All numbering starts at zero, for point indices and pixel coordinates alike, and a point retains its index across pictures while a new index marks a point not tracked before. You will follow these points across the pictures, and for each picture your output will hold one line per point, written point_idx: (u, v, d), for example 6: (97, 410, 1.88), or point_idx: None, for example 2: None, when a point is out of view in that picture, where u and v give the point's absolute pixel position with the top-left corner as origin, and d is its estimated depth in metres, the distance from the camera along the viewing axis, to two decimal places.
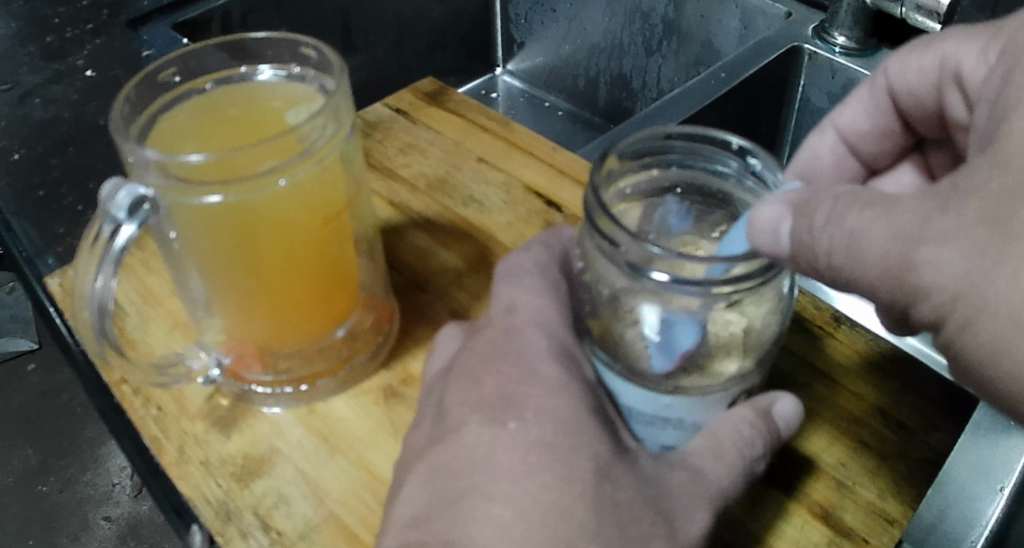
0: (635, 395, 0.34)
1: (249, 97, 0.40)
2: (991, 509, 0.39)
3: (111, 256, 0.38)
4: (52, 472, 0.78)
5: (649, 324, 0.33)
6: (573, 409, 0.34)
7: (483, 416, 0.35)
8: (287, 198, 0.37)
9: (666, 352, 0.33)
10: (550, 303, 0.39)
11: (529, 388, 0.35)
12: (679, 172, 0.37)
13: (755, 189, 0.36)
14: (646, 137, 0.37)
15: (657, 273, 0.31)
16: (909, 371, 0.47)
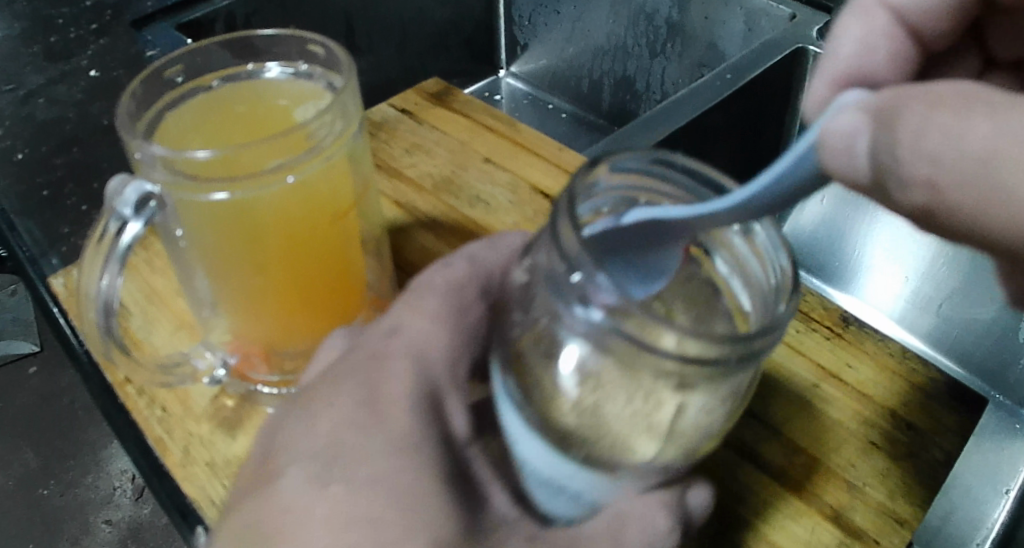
0: (536, 449, 0.31)
1: (256, 95, 0.40)
2: (997, 512, 0.42)
3: (116, 255, 0.37)
4: (53, 475, 0.78)
5: (568, 355, 0.31)
6: (420, 474, 0.32)
7: (313, 456, 0.32)
8: (294, 196, 0.36)
9: (571, 392, 0.31)
10: (439, 337, 0.37)
11: (374, 430, 0.33)
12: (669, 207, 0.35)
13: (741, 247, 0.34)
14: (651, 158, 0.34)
15: (594, 310, 0.28)
16: (919, 372, 0.47)
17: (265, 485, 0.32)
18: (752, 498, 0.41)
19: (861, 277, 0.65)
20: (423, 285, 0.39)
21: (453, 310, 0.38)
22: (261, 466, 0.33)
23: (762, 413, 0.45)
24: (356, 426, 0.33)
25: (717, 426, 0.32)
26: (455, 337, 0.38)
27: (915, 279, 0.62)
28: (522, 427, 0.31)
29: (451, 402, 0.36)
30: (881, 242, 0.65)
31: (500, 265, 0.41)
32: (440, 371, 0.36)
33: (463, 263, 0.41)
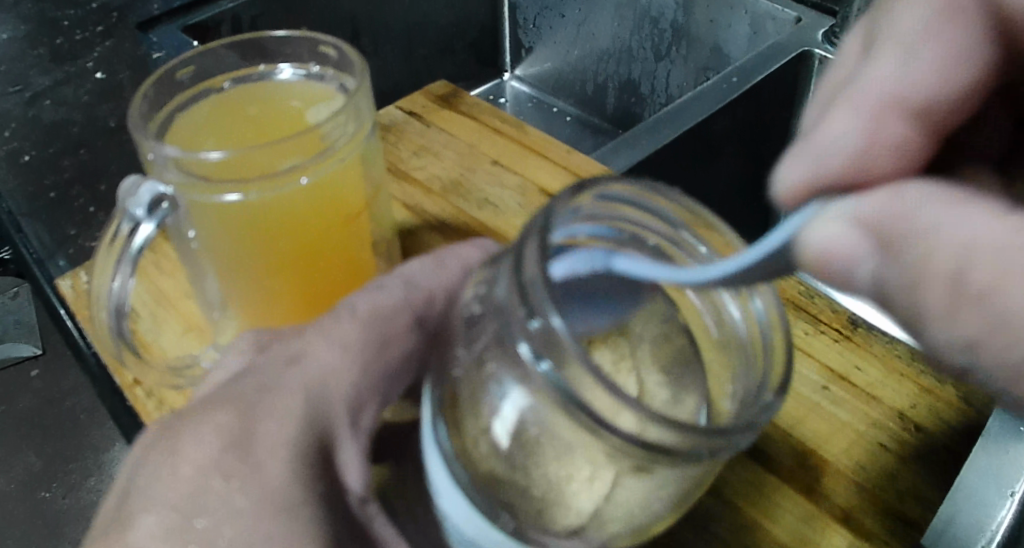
0: (461, 507, 0.29)
1: (269, 97, 0.40)
2: (1002, 513, 0.40)
3: (128, 257, 0.37)
4: (55, 478, 0.78)
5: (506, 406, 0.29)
6: (290, 544, 0.30)
7: (178, 502, 0.30)
8: (307, 197, 0.37)
9: (504, 444, 0.29)
10: (350, 372, 0.35)
11: (248, 484, 0.30)
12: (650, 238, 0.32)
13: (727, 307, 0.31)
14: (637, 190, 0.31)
15: (541, 364, 0.26)
16: (928, 374, 0.47)
17: (110, 529, 0.30)
18: (762, 500, 0.41)
19: None
20: (344, 309, 0.37)
21: (371, 341, 0.36)
22: (116, 501, 0.31)
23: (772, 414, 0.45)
24: (230, 475, 0.30)
25: (660, 508, 0.29)
26: (367, 371, 0.36)
27: None
28: (442, 477, 0.29)
29: (342, 442, 0.34)
30: None
31: (438, 291, 0.39)
32: (341, 404, 0.35)
33: (397, 288, 0.39)
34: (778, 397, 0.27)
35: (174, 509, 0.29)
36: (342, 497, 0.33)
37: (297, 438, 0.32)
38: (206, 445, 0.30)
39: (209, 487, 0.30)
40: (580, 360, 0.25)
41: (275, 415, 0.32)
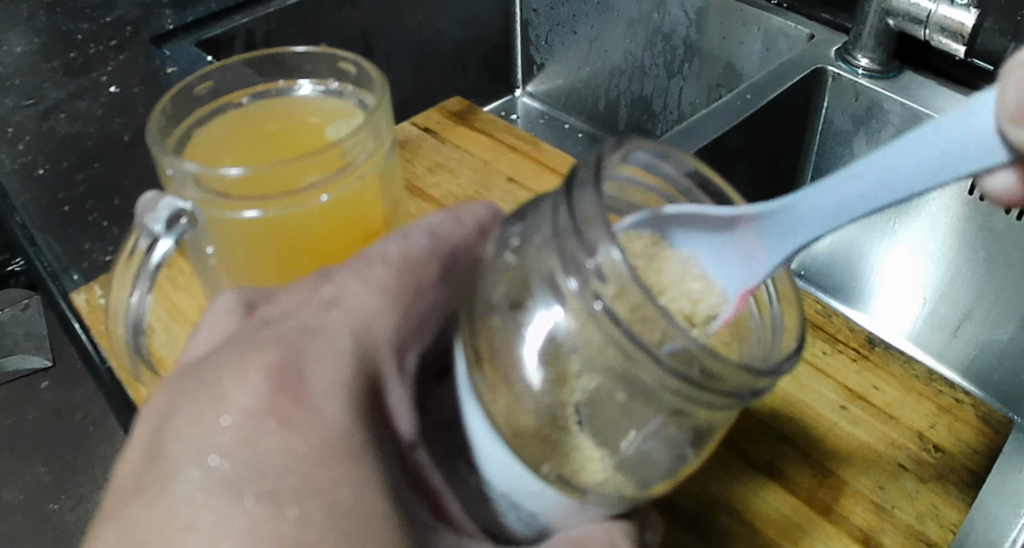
0: (502, 460, 0.31)
1: (287, 113, 0.40)
2: (1015, 532, 0.39)
3: (147, 271, 0.36)
4: (64, 491, 0.87)
5: (545, 337, 0.31)
6: (355, 481, 0.29)
7: (230, 448, 0.28)
8: (327, 213, 0.37)
9: (537, 385, 0.31)
10: (389, 316, 0.35)
11: (306, 428, 0.29)
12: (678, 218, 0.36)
13: None
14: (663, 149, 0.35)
15: (596, 302, 0.28)
16: (945, 393, 0.46)
17: (147, 491, 0.28)
18: (782, 520, 0.41)
19: (873, 299, 0.77)
20: (378, 254, 0.37)
21: (408, 286, 0.36)
22: (142, 464, 0.29)
23: (792, 435, 0.44)
24: (285, 420, 0.29)
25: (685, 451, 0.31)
26: (404, 315, 0.36)
27: (932, 302, 0.72)
28: (483, 428, 0.31)
29: (389, 383, 0.34)
30: (884, 266, 0.75)
31: (460, 247, 0.40)
32: (383, 345, 0.34)
33: (424, 241, 0.39)
34: (797, 348, 0.30)
35: (227, 457, 0.28)
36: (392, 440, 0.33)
37: (345, 378, 0.31)
38: (254, 390, 0.29)
39: (266, 429, 0.28)
40: (633, 281, 0.27)
41: (326, 356, 0.31)
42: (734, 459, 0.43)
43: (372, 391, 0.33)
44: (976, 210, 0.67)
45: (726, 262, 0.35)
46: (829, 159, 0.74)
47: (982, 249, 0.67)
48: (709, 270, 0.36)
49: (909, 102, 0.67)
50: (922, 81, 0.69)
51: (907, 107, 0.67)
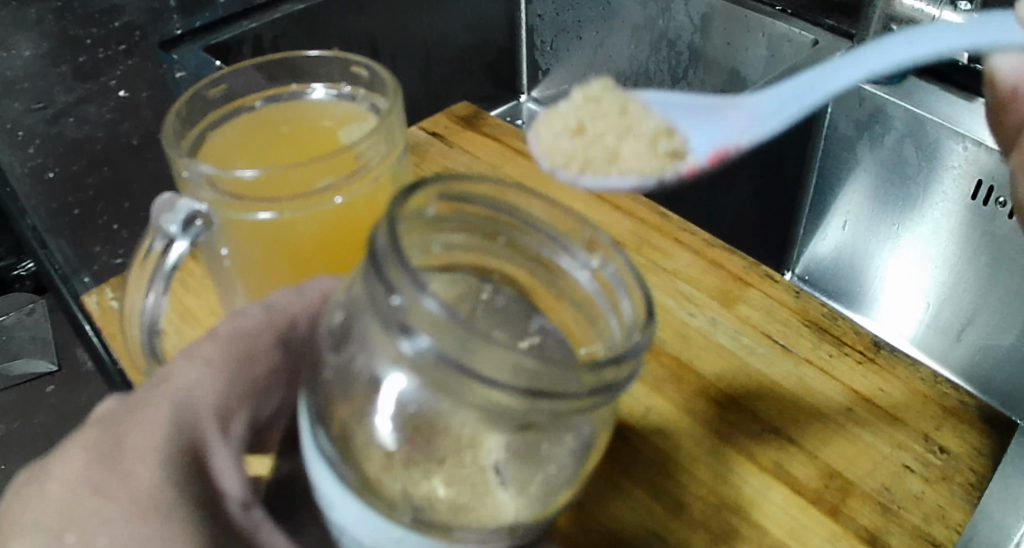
0: (370, 518, 0.30)
1: (302, 117, 0.40)
2: (1014, 535, 0.41)
3: (162, 273, 0.37)
4: None
5: (395, 392, 0.30)
6: (172, 536, 0.30)
7: (53, 520, 0.29)
8: (341, 216, 0.37)
9: (394, 445, 0.30)
10: (225, 376, 0.35)
11: (119, 492, 0.30)
12: (505, 249, 0.35)
13: (543, 329, 0.35)
14: (468, 188, 0.33)
15: (416, 338, 0.27)
16: (950, 395, 0.47)
17: None
18: (789, 521, 0.41)
19: (878, 304, 0.78)
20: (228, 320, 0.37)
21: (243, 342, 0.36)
22: None
23: (799, 436, 0.44)
24: (100, 488, 0.30)
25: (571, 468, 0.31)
26: (235, 379, 0.35)
27: (935, 307, 0.73)
28: (335, 482, 0.30)
29: (220, 448, 0.34)
30: (889, 270, 0.76)
31: (298, 316, 0.37)
32: (215, 406, 0.34)
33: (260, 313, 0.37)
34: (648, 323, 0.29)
35: (49, 529, 0.29)
36: (222, 510, 0.32)
37: (169, 442, 0.32)
38: (76, 464, 0.30)
39: (79, 499, 0.30)
40: (434, 308, 0.26)
41: (148, 422, 0.32)
42: (741, 459, 0.43)
43: (204, 451, 0.33)
44: (977, 217, 0.67)
45: (703, 124, 0.40)
46: (834, 164, 0.75)
47: (985, 255, 0.68)
48: (688, 131, 0.40)
49: (913, 107, 0.67)
50: (925, 87, 0.69)
51: (911, 113, 0.67)
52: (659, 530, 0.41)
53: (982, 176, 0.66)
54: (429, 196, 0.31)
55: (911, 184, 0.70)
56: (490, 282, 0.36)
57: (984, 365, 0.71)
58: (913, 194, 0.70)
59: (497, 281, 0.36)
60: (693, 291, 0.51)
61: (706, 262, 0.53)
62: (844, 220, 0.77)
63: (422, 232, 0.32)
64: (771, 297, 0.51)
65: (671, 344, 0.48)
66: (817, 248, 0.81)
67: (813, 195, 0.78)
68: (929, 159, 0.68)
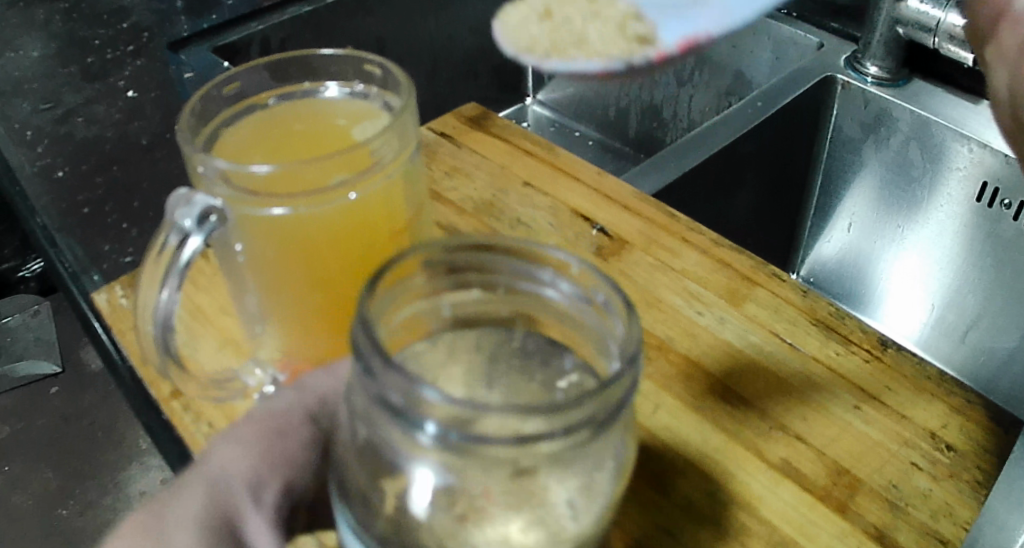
0: None
1: (315, 114, 0.41)
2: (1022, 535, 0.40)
3: (176, 269, 0.37)
4: (71, 497, 0.95)
5: (421, 481, 0.28)
6: None
7: None
8: (355, 213, 0.37)
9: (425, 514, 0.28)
10: (251, 449, 0.35)
11: None
12: (509, 298, 0.34)
13: (573, 370, 0.32)
14: (446, 245, 0.32)
15: (426, 426, 0.26)
16: (956, 394, 0.47)
17: None
18: (798, 517, 0.41)
19: (882, 307, 0.78)
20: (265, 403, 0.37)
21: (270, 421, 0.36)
22: None
23: (806, 433, 0.44)
24: None
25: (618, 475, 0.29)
26: (264, 454, 0.35)
27: (939, 309, 0.74)
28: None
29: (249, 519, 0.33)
30: (893, 272, 0.76)
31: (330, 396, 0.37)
32: (240, 481, 0.34)
33: (290, 393, 0.37)
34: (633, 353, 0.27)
35: None
36: None
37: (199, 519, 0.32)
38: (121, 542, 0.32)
39: None
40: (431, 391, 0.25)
41: (179, 499, 0.33)
42: (749, 456, 0.43)
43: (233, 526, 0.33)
44: (981, 218, 0.68)
45: (674, 18, 0.43)
46: (839, 167, 0.76)
47: (990, 256, 0.68)
48: (648, 18, 0.43)
49: (919, 109, 0.68)
50: (930, 88, 0.70)
51: (917, 114, 0.68)
52: (668, 526, 0.41)
53: (987, 177, 0.66)
54: (405, 267, 0.31)
55: (916, 185, 0.71)
56: (519, 330, 0.34)
57: (987, 369, 0.71)
58: (917, 196, 0.71)
59: (527, 330, 0.34)
60: (700, 289, 0.51)
61: (714, 262, 0.53)
62: (849, 222, 0.78)
63: (407, 302, 0.32)
64: (779, 296, 0.51)
65: (680, 342, 0.49)
66: (822, 251, 0.81)
67: (818, 196, 0.79)
68: (934, 160, 0.69)
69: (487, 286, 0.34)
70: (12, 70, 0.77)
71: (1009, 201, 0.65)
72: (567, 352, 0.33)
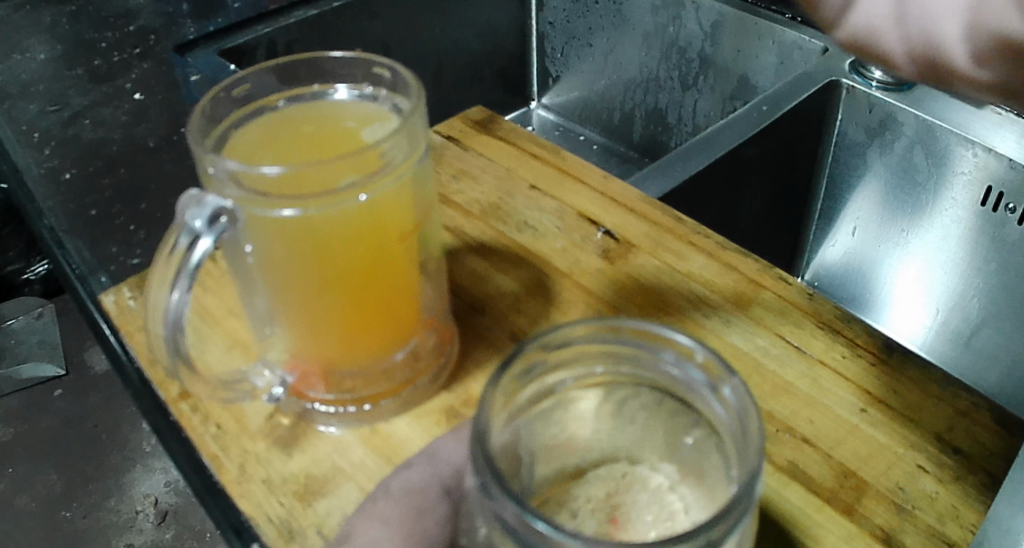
0: None
1: (323, 115, 0.41)
2: None
3: (187, 270, 0.37)
4: (76, 499, 0.97)
5: None
6: None
7: None
8: (365, 214, 0.38)
9: None
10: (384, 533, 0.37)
11: None
12: (635, 370, 0.35)
13: (696, 442, 0.35)
14: (565, 337, 0.34)
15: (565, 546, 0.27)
16: (962, 397, 0.47)
17: None
18: (805, 520, 0.41)
19: (886, 311, 0.78)
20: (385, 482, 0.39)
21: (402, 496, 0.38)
22: None
23: (813, 436, 0.44)
24: None
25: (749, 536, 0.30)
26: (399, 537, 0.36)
27: (944, 313, 0.74)
28: None
29: None
30: (898, 277, 0.76)
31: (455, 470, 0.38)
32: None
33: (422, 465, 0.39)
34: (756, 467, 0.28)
35: None
36: None
37: None
38: None
39: None
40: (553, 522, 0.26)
41: None
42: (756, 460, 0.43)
43: None
44: (986, 222, 0.68)
45: None
46: (844, 171, 0.76)
47: (995, 261, 0.68)
48: None
49: (923, 114, 0.68)
50: (936, 94, 0.70)
51: (921, 119, 0.68)
52: None
53: (991, 182, 0.66)
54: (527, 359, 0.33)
55: (921, 190, 0.71)
56: (645, 389, 0.36)
57: (993, 375, 0.71)
58: (922, 200, 0.71)
59: (651, 392, 0.36)
60: (707, 293, 0.51)
61: (721, 265, 0.53)
62: (853, 226, 0.78)
63: (534, 388, 0.34)
64: (785, 299, 0.51)
65: None
66: (826, 255, 0.81)
67: (823, 200, 0.79)
68: (939, 164, 0.69)
69: (612, 361, 0.35)
70: (19, 72, 0.77)
71: (1013, 205, 0.65)
72: (693, 420, 0.35)
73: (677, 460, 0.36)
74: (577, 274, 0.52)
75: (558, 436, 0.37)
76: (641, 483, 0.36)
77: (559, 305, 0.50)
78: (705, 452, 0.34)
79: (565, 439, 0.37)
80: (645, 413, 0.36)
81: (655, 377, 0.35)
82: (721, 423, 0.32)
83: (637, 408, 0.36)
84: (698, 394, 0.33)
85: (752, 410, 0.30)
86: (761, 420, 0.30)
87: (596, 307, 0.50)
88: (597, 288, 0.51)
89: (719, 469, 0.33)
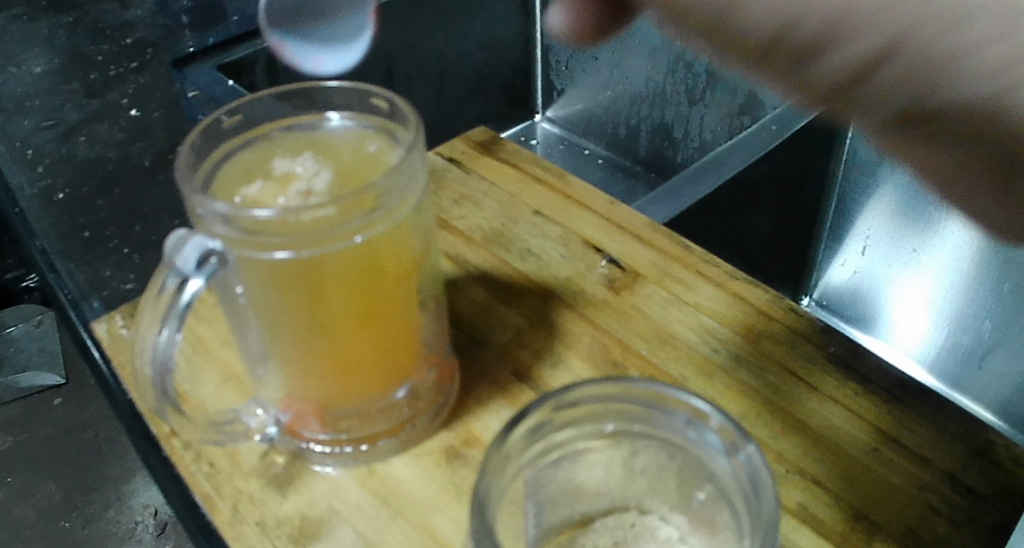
0: None
1: (317, 148, 0.39)
2: None
3: (176, 311, 0.36)
4: (76, 509, 0.87)
5: None
6: None
7: None
8: (361, 255, 0.36)
9: None
10: None
11: None
12: (647, 428, 0.34)
13: (705, 501, 0.34)
14: (571, 394, 0.34)
15: None
16: (977, 435, 0.45)
17: None
18: None
19: (895, 329, 0.77)
20: None
21: None
22: None
23: (823, 476, 0.43)
24: None
25: None
26: None
27: (954, 335, 0.72)
28: None
29: None
30: (906, 296, 0.75)
31: None
32: None
33: None
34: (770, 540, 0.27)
35: None
36: None
37: None
38: None
39: None
40: None
41: None
42: None
43: None
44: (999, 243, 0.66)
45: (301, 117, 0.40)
46: (853, 189, 0.75)
47: (1007, 282, 0.67)
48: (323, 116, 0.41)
49: None
50: None
51: None
52: None
53: None
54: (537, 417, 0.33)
55: (931, 209, 0.69)
56: (656, 448, 0.35)
57: (1005, 398, 0.70)
58: (933, 220, 0.70)
59: (660, 450, 0.35)
60: (714, 325, 0.50)
61: (729, 295, 0.51)
62: (863, 245, 0.76)
63: (536, 442, 0.33)
64: (794, 332, 0.50)
65: (693, 380, 0.47)
66: (834, 273, 0.80)
67: (832, 219, 0.77)
68: None
69: (624, 420, 0.34)
70: (14, 86, 0.76)
71: None
72: (703, 482, 0.34)
73: (684, 510, 0.35)
74: (582, 305, 0.51)
75: (562, 487, 0.35)
76: (650, 534, 0.35)
77: (562, 337, 0.49)
78: (716, 511, 0.33)
79: (571, 490, 0.36)
80: (651, 471, 0.35)
81: (666, 435, 0.34)
82: (732, 486, 0.32)
83: (641, 468, 0.35)
84: (711, 453, 0.33)
85: (768, 482, 0.29)
86: (776, 487, 0.29)
87: (600, 340, 0.48)
88: (602, 319, 0.50)
89: (730, 528, 0.32)
